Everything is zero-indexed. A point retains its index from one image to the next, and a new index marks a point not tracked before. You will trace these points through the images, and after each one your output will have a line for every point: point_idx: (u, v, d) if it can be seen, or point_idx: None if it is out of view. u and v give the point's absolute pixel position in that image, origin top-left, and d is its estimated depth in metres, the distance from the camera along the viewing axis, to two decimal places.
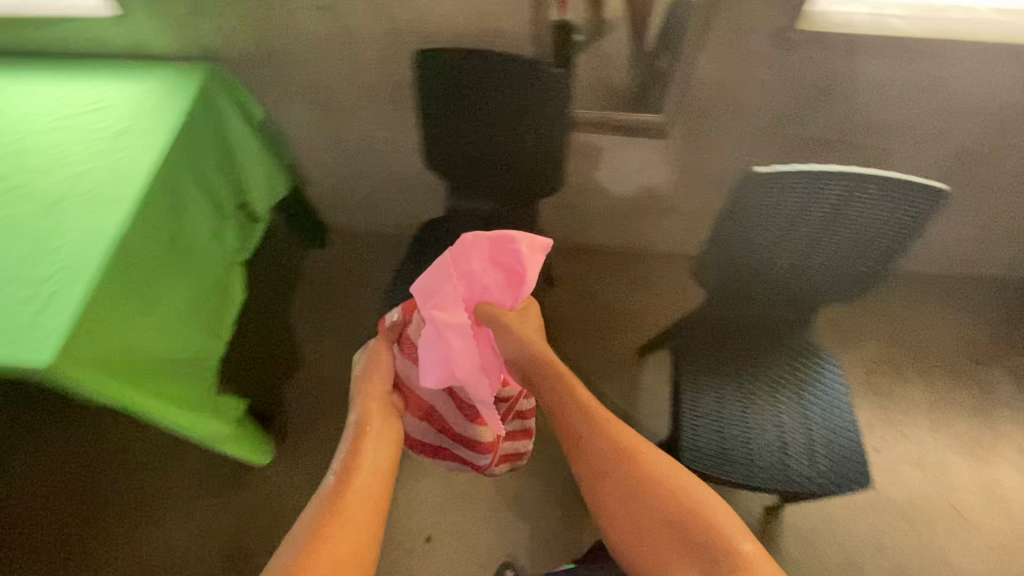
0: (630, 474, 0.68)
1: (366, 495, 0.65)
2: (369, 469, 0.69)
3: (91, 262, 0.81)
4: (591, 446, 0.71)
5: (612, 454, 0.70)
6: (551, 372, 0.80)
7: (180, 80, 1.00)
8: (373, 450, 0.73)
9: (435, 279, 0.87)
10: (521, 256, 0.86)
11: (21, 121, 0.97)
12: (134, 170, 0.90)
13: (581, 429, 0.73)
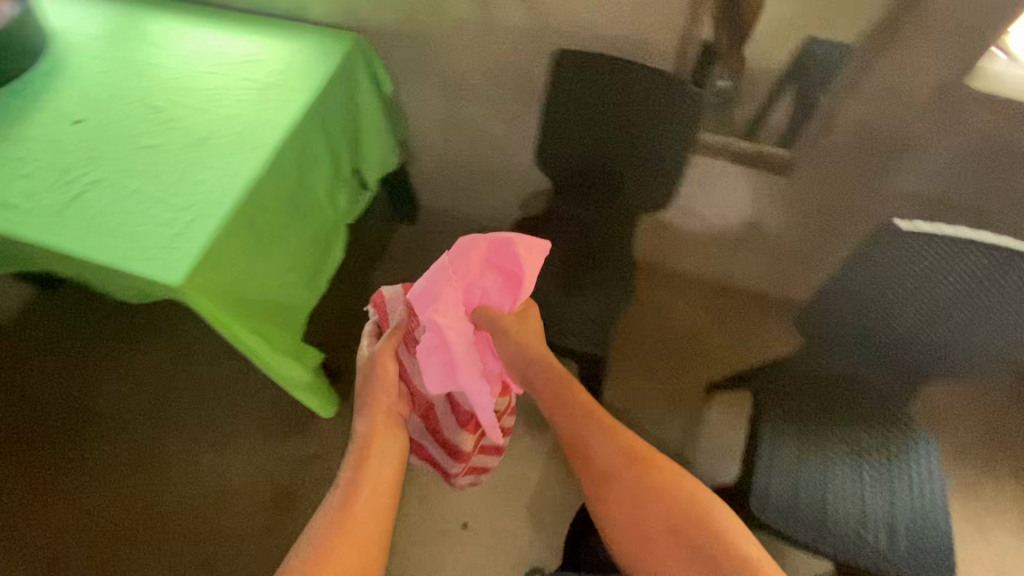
0: (636, 482, 0.72)
1: (369, 508, 0.68)
2: (367, 491, 0.69)
3: (227, 201, 0.88)
4: (600, 456, 0.74)
5: (621, 464, 0.73)
6: (559, 383, 0.80)
7: (328, 44, 1.06)
8: (376, 468, 0.72)
9: (434, 281, 0.78)
10: (521, 259, 0.81)
11: (184, 61, 1.05)
12: (275, 122, 0.96)
13: (591, 440, 0.75)
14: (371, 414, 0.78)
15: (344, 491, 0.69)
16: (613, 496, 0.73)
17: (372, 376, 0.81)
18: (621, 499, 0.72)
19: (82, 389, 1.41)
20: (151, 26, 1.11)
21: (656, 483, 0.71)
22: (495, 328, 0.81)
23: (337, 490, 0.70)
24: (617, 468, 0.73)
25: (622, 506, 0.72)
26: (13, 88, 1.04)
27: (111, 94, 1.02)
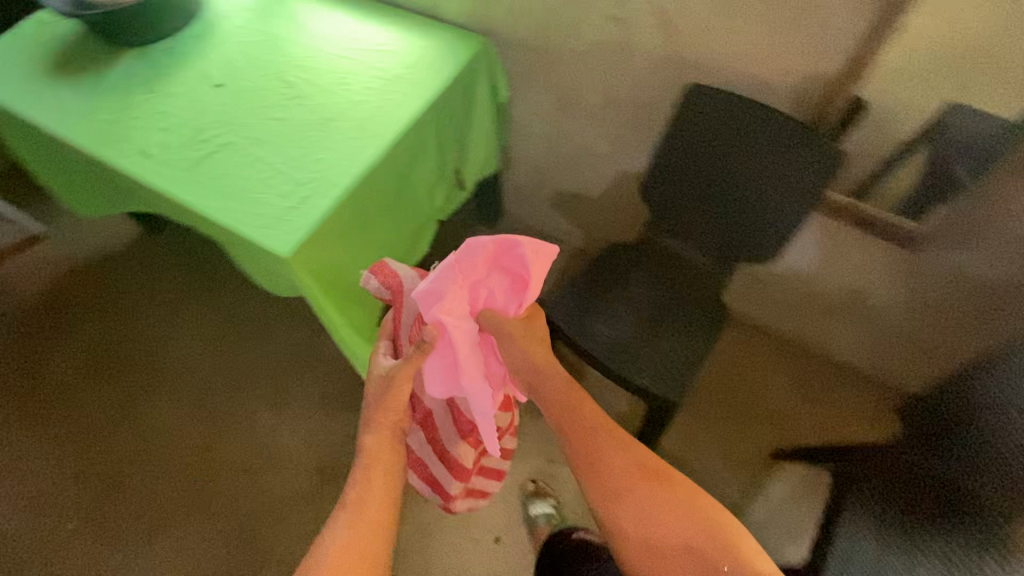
0: (646, 498, 0.70)
1: (377, 525, 0.69)
2: (367, 519, 0.68)
3: (340, 183, 0.91)
4: (610, 467, 0.72)
5: (630, 477, 0.72)
6: (565, 398, 0.76)
7: (457, 46, 1.07)
8: (381, 492, 0.71)
9: (439, 279, 0.73)
10: (529, 262, 0.76)
11: (320, 42, 1.09)
12: (395, 115, 0.98)
13: (600, 451, 0.73)
14: (378, 428, 0.74)
15: (349, 516, 0.68)
16: (623, 510, 0.70)
17: (383, 388, 0.75)
18: (632, 514, 0.70)
19: (165, 328, 1.49)
20: (296, 4, 1.17)
21: (667, 500, 0.70)
22: (499, 334, 0.77)
23: (342, 515, 0.69)
24: (626, 480, 0.72)
25: (634, 523, 0.70)
26: (167, 46, 1.12)
27: (251, 64, 1.08)
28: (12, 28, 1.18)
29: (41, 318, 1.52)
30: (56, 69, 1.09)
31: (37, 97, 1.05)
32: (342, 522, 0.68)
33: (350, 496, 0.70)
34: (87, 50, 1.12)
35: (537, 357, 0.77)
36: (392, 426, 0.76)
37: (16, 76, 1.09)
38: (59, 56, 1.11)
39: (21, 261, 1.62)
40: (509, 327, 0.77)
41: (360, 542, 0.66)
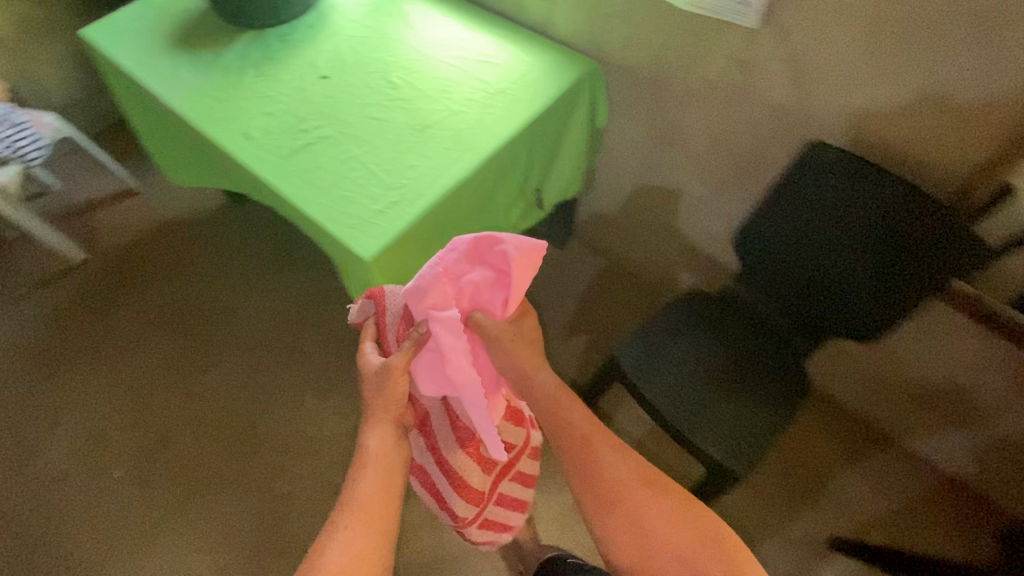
0: (638, 504, 0.73)
1: (372, 524, 0.70)
2: (367, 523, 0.70)
3: (429, 195, 0.90)
4: (605, 475, 0.74)
5: (623, 486, 0.74)
6: (559, 407, 0.76)
7: (564, 68, 1.04)
8: (379, 497, 0.73)
9: (423, 280, 0.71)
10: (512, 257, 0.71)
11: (427, 46, 1.09)
12: (492, 131, 0.96)
13: (595, 460, 0.74)
14: (377, 431, 0.77)
15: (348, 520, 0.70)
16: (618, 515, 0.73)
17: (378, 387, 0.76)
18: (626, 520, 0.73)
19: (232, 297, 1.54)
20: (409, 5, 1.17)
21: (660, 506, 0.73)
22: (486, 337, 0.73)
23: (343, 519, 0.70)
24: (619, 489, 0.74)
25: (627, 527, 0.73)
26: (281, 32, 1.14)
27: (357, 60, 1.09)
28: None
29: (124, 269, 1.61)
30: (177, 44, 1.14)
31: (157, 68, 1.10)
32: (342, 527, 0.69)
33: (350, 499, 0.72)
34: (207, 28, 1.16)
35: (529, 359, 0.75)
36: (392, 428, 0.77)
37: (140, 46, 1.14)
38: (182, 31, 1.16)
39: (115, 213, 1.72)
40: (498, 328, 0.72)
41: (360, 546, 0.68)
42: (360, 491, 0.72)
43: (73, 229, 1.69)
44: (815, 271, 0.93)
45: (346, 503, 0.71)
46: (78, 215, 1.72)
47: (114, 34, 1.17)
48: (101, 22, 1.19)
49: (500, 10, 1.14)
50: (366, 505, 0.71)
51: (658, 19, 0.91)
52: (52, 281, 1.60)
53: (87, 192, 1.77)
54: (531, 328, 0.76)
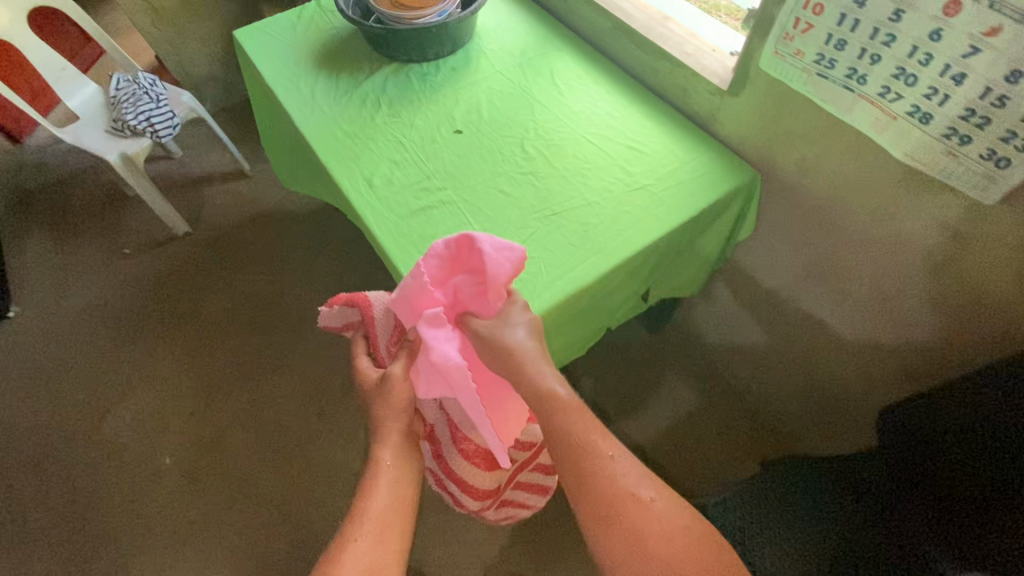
0: (643, 515, 0.56)
1: (380, 529, 0.62)
2: (384, 533, 0.61)
3: (543, 296, 0.80)
4: (605, 481, 0.58)
5: (625, 496, 0.57)
6: (552, 402, 0.64)
7: (720, 176, 0.91)
8: (395, 508, 0.64)
9: (404, 288, 0.71)
10: (491, 252, 0.69)
11: (571, 119, 1.01)
12: (624, 235, 0.85)
13: (592, 462, 0.59)
14: (386, 439, 0.71)
15: (370, 528, 0.61)
16: (618, 531, 0.56)
17: (382, 394, 0.72)
18: (628, 536, 0.55)
19: (312, 306, 1.54)
20: (560, 67, 1.09)
21: (671, 523, 0.56)
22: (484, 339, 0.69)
23: (362, 529, 0.61)
24: (621, 496, 0.57)
25: (628, 541, 0.55)
26: (423, 70, 1.10)
27: (495, 118, 1.02)
28: (298, 8, 1.23)
29: (218, 254, 1.64)
30: (321, 63, 1.12)
31: (296, 86, 1.08)
32: (363, 539, 0.60)
33: (366, 508, 0.63)
34: (353, 52, 1.13)
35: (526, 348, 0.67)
36: (403, 434, 0.72)
37: (285, 58, 1.13)
38: (328, 50, 1.14)
39: (223, 192, 1.77)
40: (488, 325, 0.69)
41: (377, 556, 0.59)
42: (381, 501, 0.64)
43: (182, 201, 1.75)
44: (990, 471, 0.72)
45: (366, 511, 0.63)
46: (191, 187, 1.78)
47: (263, 41, 1.16)
48: (254, 26, 1.19)
49: (658, 91, 1.03)
50: (386, 515, 0.63)
51: (856, 154, 0.77)
52: (154, 249, 1.66)
53: (203, 166, 1.82)
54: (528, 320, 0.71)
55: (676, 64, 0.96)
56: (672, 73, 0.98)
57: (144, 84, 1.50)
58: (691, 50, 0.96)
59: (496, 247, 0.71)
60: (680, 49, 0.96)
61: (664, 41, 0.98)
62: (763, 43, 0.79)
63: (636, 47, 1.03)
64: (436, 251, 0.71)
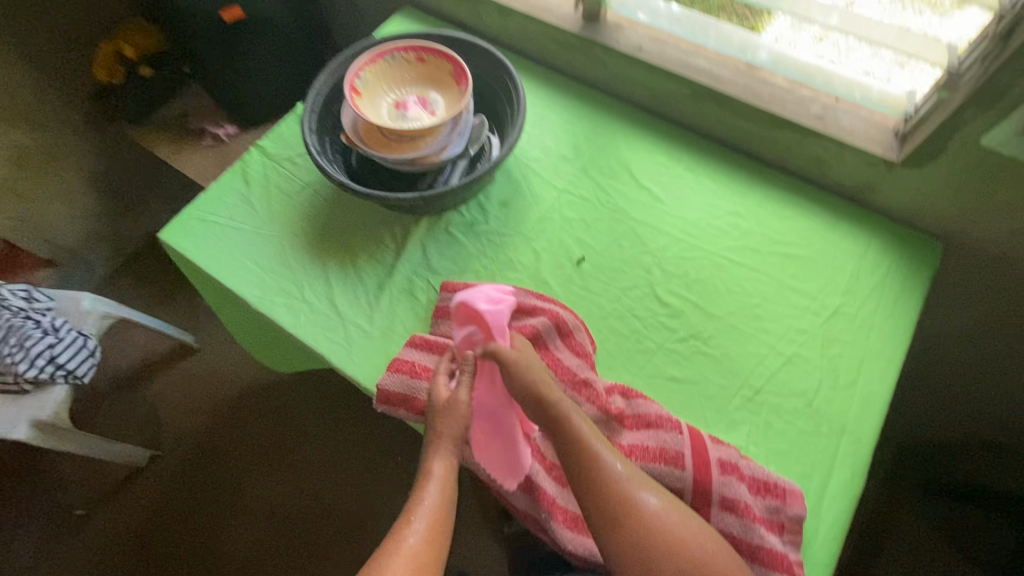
0: (645, 519, 0.51)
1: (426, 534, 0.54)
2: (432, 535, 0.54)
3: (821, 533, 0.59)
4: (600, 481, 0.53)
5: (630, 502, 0.52)
6: (540, 394, 0.58)
7: (910, 266, 0.73)
8: (444, 506, 0.57)
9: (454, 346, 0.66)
10: (493, 307, 0.65)
11: (691, 232, 0.77)
12: (858, 395, 0.65)
13: (590, 466, 0.53)
14: (439, 447, 0.60)
15: (419, 528, 0.55)
16: (626, 539, 0.51)
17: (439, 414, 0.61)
18: (628, 541, 0.50)
19: (360, 493, 1.23)
20: (635, 159, 0.84)
21: (677, 529, 0.51)
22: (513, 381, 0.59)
23: (411, 528, 0.54)
24: (618, 497, 0.52)
25: (623, 540, 0.51)
26: (467, 218, 0.80)
27: (601, 265, 0.75)
28: (235, 169, 0.85)
29: (202, 469, 1.26)
30: (322, 251, 0.78)
31: (301, 297, 0.75)
32: (414, 535, 0.54)
33: (414, 510, 0.56)
34: (361, 218, 0.81)
35: (534, 381, 0.58)
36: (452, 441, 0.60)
37: (265, 261, 0.77)
38: (321, 225, 0.80)
39: (175, 385, 1.34)
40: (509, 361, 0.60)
41: (425, 562, 0.53)
42: (433, 498, 0.57)
43: (119, 416, 1.30)
44: None
45: (416, 511, 0.56)
46: (124, 392, 1.34)
47: (212, 241, 0.79)
48: (184, 220, 0.80)
49: (772, 161, 0.82)
50: (438, 518, 0.56)
51: None
52: (114, 494, 1.24)
53: (129, 356, 1.38)
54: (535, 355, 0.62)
55: (811, 134, 0.75)
56: (799, 143, 0.77)
57: (19, 304, 1.01)
58: (818, 111, 0.75)
59: (496, 298, 0.66)
60: (807, 112, 0.75)
61: (778, 105, 0.76)
62: (982, 116, 0.61)
63: (735, 115, 0.80)
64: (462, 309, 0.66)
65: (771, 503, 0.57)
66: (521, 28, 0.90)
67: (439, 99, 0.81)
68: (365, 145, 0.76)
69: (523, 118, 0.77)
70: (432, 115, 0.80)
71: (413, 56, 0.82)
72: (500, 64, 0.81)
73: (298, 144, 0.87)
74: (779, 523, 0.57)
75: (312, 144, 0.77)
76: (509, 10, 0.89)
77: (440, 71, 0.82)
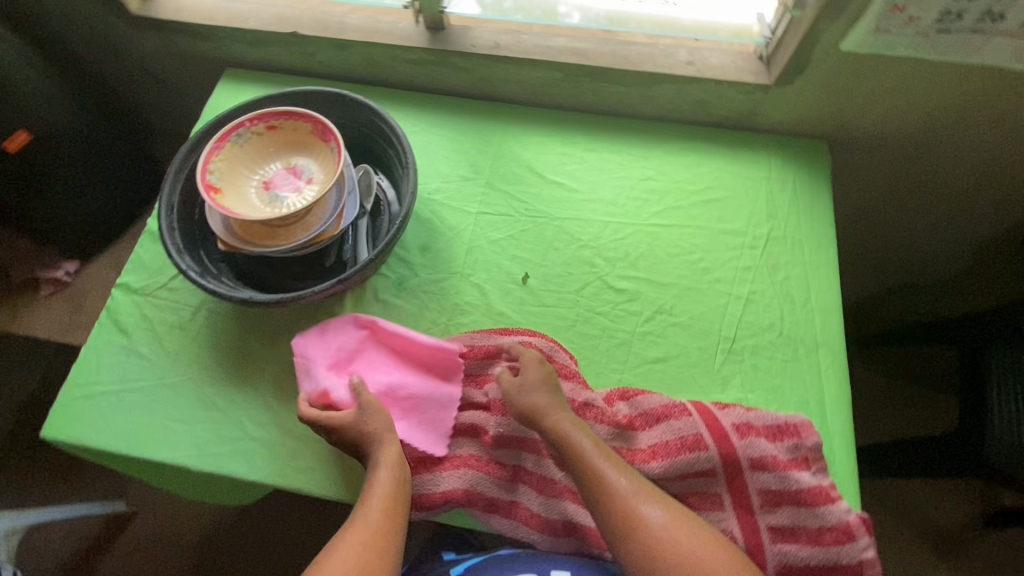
0: (645, 532, 0.51)
1: (384, 507, 0.55)
2: (389, 509, 0.55)
3: (836, 447, 0.62)
4: (605, 498, 0.52)
5: (631, 517, 0.51)
6: (541, 419, 0.57)
7: (810, 174, 0.77)
8: (397, 484, 0.56)
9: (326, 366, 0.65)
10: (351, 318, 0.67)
11: (616, 209, 0.77)
12: (817, 308, 0.69)
13: (592, 481, 0.53)
14: (380, 436, 0.59)
15: (374, 504, 0.55)
16: (634, 552, 0.50)
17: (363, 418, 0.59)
18: (633, 552, 0.50)
19: None
20: (534, 156, 0.81)
21: (681, 540, 0.51)
22: (518, 410, 0.58)
23: (366, 506, 0.55)
24: (621, 510, 0.52)
25: (625, 550, 0.51)
26: (392, 276, 0.73)
27: (547, 276, 0.72)
28: (103, 322, 0.71)
29: None
30: (250, 374, 0.68)
31: (243, 433, 0.64)
32: (369, 511, 0.55)
33: (370, 491, 0.56)
34: (278, 320, 0.71)
35: (535, 404, 0.57)
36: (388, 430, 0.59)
37: (186, 415, 0.66)
38: (236, 346, 0.70)
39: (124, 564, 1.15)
40: (506, 390, 0.59)
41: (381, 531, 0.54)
42: (385, 477, 0.56)
43: None
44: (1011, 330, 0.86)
45: (370, 491, 0.56)
46: None
47: (112, 417, 0.65)
48: (64, 406, 0.66)
49: (660, 115, 0.83)
50: (391, 495, 0.56)
51: (961, 82, 0.70)
52: None
53: (55, 556, 1.16)
54: (542, 374, 0.59)
55: (687, 81, 0.76)
56: (678, 92, 0.78)
57: None
58: (687, 56, 0.76)
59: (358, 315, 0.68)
60: (676, 61, 0.76)
61: (648, 63, 0.76)
62: (835, 24, 0.65)
63: (612, 83, 0.79)
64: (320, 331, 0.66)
65: (789, 443, 0.59)
66: (366, 56, 0.82)
67: (311, 163, 0.72)
68: (250, 244, 0.66)
69: (413, 158, 0.71)
70: (309, 183, 0.71)
71: (261, 125, 0.72)
72: (362, 105, 0.74)
73: (166, 265, 0.75)
74: (803, 457, 0.59)
75: (189, 266, 0.66)
76: (346, 43, 0.81)
77: (299, 132, 0.72)
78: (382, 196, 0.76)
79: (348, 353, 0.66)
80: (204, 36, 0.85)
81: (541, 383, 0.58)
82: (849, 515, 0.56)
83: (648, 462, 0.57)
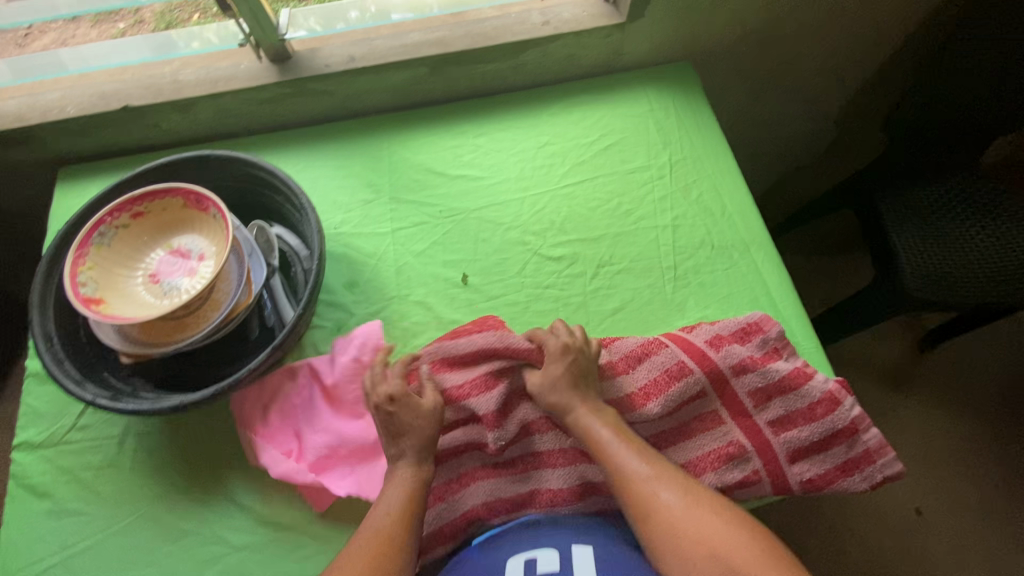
0: (662, 516, 0.50)
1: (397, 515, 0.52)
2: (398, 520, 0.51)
3: (794, 326, 0.66)
4: (623, 482, 0.53)
5: (648, 492, 0.52)
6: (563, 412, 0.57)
7: (688, 94, 0.81)
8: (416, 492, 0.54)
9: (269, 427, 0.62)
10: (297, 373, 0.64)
11: (526, 182, 0.76)
12: (735, 213, 0.73)
13: (610, 466, 0.54)
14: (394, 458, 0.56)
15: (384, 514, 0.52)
16: (654, 529, 0.50)
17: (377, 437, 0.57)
18: (651, 535, 0.50)
19: None
20: (430, 157, 0.78)
21: (701, 524, 0.49)
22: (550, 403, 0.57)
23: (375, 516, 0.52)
24: (636, 494, 0.52)
25: (643, 531, 0.51)
26: (328, 324, 0.68)
27: (484, 269, 0.70)
28: (14, 492, 0.60)
29: None
30: (212, 480, 0.61)
31: (225, 544, 0.58)
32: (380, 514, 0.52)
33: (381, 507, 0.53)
34: (220, 414, 0.64)
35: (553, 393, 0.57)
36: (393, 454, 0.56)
37: (153, 554, 0.57)
38: (184, 458, 0.62)
39: None
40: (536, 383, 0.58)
41: (393, 536, 0.50)
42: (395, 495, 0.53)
43: None
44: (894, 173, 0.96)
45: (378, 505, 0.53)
46: None
47: None
48: None
49: (535, 82, 0.83)
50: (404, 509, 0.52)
51: None
52: None
53: None
54: (565, 365, 0.57)
55: (549, 40, 0.77)
56: (545, 54, 0.79)
57: None
58: (541, 18, 0.77)
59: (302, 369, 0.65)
60: (532, 25, 0.77)
61: (506, 34, 0.76)
62: None
63: (479, 63, 0.78)
64: (261, 399, 0.63)
65: (758, 339, 0.62)
66: (219, 109, 0.75)
67: (196, 238, 0.65)
68: (158, 346, 0.59)
69: (306, 197, 0.66)
70: (202, 260, 0.64)
71: (126, 216, 0.64)
72: (231, 160, 0.68)
73: (69, 403, 0.65)
74: (776, 347, 0.62)
75: (97, 394, 0.57)
76: (189, 102, 0.73)
77: (172, 210, 0.65)
78: (286, 248, 0.71)
79: (293, 409, 0.63)
80: (18, 141, 0.74)
81: (564, 373, 0.57)
82: (829, 384, 0.59)
83: (646, 406, 0.58)
